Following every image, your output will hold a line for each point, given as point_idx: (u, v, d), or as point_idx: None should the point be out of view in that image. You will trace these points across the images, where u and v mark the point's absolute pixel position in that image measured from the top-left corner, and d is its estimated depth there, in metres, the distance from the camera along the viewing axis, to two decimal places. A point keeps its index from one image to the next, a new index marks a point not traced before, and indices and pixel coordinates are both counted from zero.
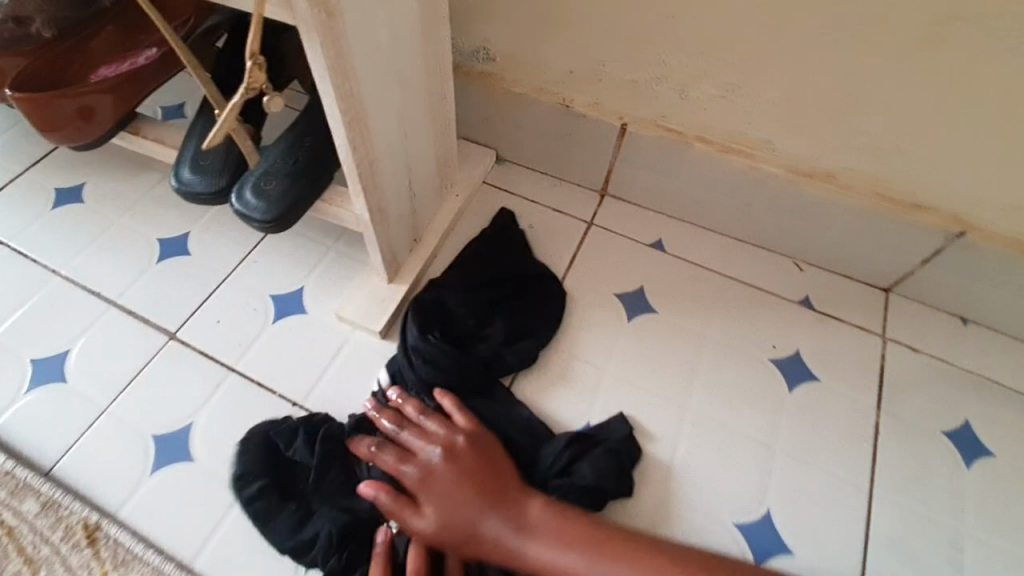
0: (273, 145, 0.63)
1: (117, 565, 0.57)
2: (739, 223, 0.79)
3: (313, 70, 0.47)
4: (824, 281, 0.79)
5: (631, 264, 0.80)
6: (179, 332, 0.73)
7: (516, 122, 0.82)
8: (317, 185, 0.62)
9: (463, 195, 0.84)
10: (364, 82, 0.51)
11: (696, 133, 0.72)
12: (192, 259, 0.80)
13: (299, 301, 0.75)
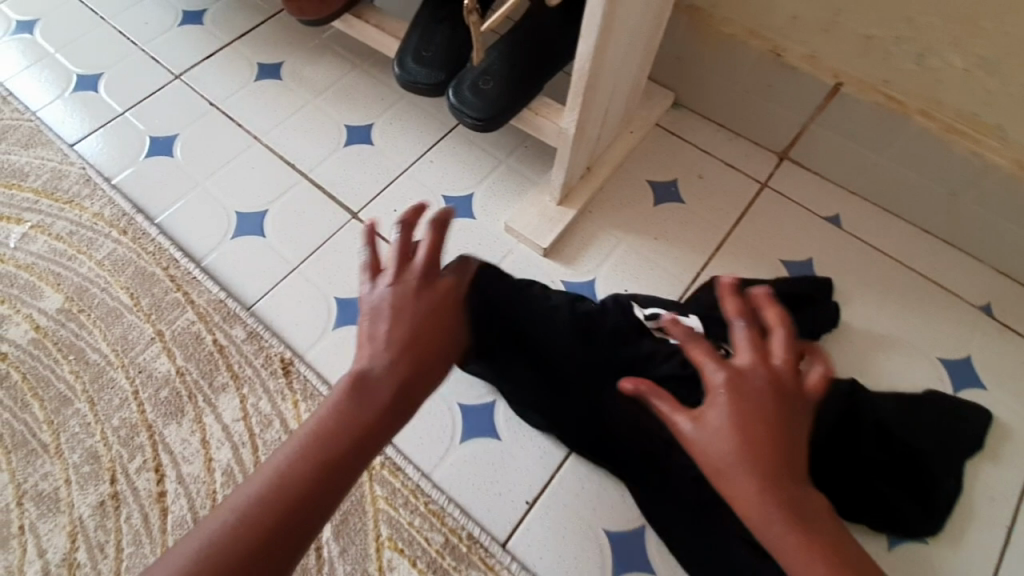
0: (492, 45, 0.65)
1: (306, 399, 0.64)
2: (928, 212, 0.75)
3: None
4: (1011, 290, 0.73)
5: (801, 233, 0.77)
6: (361, 213, 0.78)
7: (713, 66, 0.80)
8: (531, 93, 0.64)
9: (639, 133, 0.84)
10: None
11: (921, 107, 0.67)
12: (374, 148, 0.85)
13: (470, 207, 0.79)
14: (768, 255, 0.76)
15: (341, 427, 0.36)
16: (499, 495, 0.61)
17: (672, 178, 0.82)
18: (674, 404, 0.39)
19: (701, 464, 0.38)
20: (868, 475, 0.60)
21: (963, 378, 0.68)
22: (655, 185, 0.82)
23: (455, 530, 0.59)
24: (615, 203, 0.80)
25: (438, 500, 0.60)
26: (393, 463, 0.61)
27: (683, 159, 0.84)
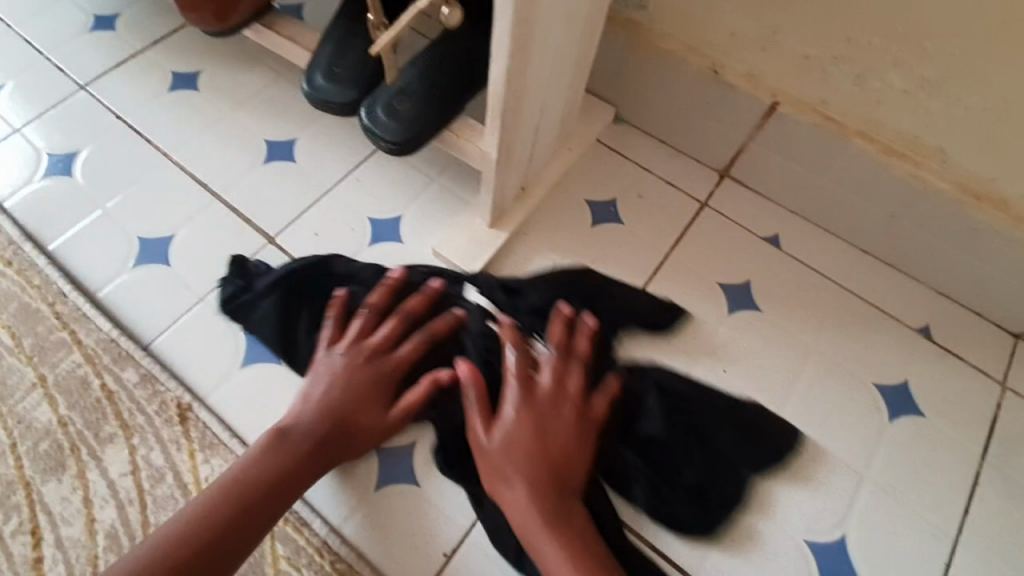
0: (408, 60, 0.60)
1: (203, 449, 0.59)
2: (867, 233, 0.73)
3: None
4: (949, 313, 0.72)
5: (741, 256, 0.75)
6: (277, 238, 0.73)
7: (652, 81, 0.77)
8: (452, 116, 0.59)
9: (577, 150, 0.80)
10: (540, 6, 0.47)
11: (858, 127, 0.65)
12: (297, 166, 0.79)
13: (396, 229, 0.74)
14: (706, 279, 0.73)
15: (248, 472, 0.51)
16: (413, 547, 0.57)
17: (611, 197, 0.79)
18: (492, 483, 0.53)
19: (524, 531, 0.51)
20: (684, 454, 0.58)
21: (902, 405, 0.66)
22: (593, 204, 0.78)
23: None
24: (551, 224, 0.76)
25: (347, 557, 0.55)
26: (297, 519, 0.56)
27: (623, 176, 0.81)
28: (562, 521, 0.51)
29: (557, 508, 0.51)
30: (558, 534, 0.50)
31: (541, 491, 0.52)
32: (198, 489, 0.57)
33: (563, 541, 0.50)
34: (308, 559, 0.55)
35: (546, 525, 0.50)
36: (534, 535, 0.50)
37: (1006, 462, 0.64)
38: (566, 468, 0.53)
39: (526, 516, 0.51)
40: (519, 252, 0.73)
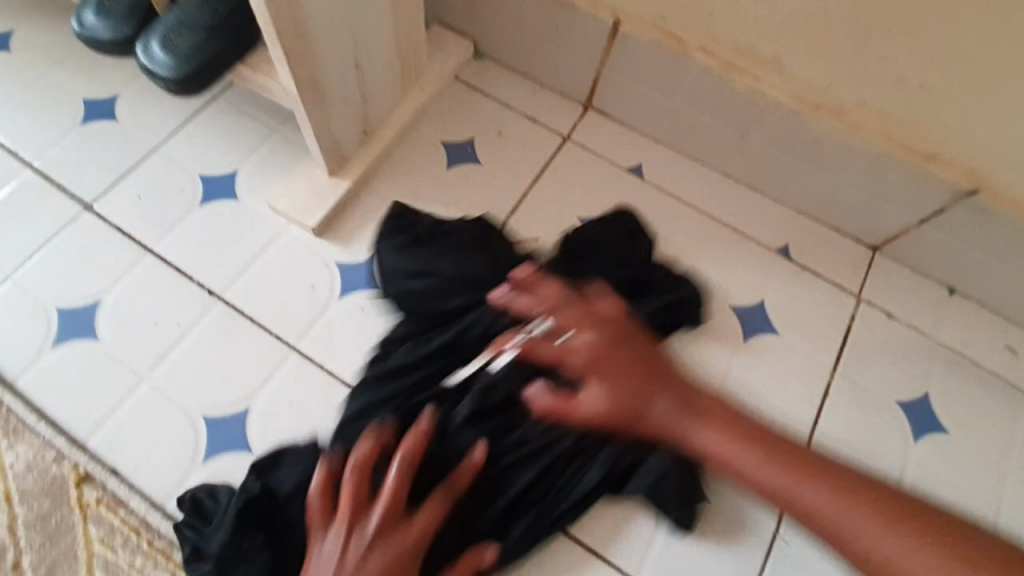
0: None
1: (9, 436, 0.56)
2: (726, 155, 0.72)
3: None
4: (808, 231, 0.72)
5: (602, 189, 0.73)
6: (95, 205, 0.66)
7: (499, 7, 0.72)
8: (238, 47, 0.54)
9: (430, 89, 0.75)
10: None
11: (698, 42, 0.62)
12: (120, 124, 0.72)
13: (231, 186, 0.68)
14: (566, 216, 0.71)
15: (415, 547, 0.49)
16: None
17: (469, 137, 0.75)
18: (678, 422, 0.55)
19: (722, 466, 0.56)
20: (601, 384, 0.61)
21: (757, 325, 0.66)
22: (449, 145, 0.74)
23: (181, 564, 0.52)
24: (404, 168, 0.71)
25: (165, 531, 0.53)
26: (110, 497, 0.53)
27: (482, 114, 0.76)
28: (712, 410, 0.57)
29: (744, 434, 0.56)
30: (762, 453, 0.55)
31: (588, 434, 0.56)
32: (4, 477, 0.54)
33: (747, 466, 0.55)
34: (121, 536, 0.53)
35: (749, 464, 0.55)
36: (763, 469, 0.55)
37: (856, 370, 0.66)
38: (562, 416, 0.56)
39: (705, 437, 0.55)
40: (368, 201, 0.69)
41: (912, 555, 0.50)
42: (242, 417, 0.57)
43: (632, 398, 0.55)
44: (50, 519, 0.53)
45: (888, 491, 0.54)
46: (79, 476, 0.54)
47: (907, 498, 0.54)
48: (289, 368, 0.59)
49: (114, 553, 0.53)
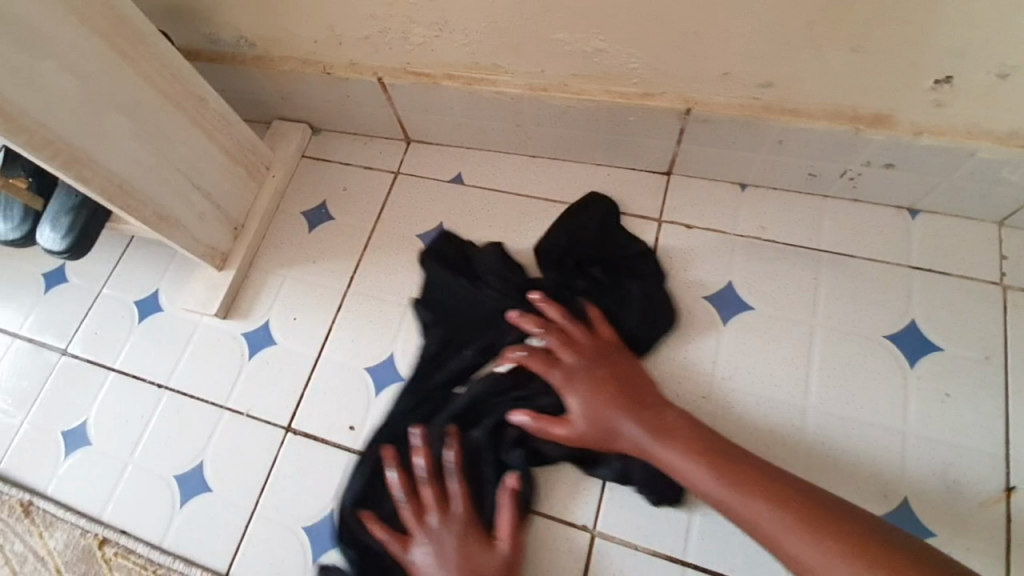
0: (32, 181, 0.74)
1: (48, 527, 0.77)
2: (518, 141, 0.84)
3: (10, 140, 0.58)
4: (608, 178, 0.83)
5: (432, 206, 0.87)
6: (70, 350, 0.88)
7: (304, 94, 0.88)
8: (98, 220, 0.74)
9: (281, 174, 0.91)
10: (64, 126, 0.61)
11: (443, 72, 0.77)
12: (70, 284, 0.92)
13: (157, 302, 0.88)
14: (407, 236, 0.86)
15: None
16: (210, 535, 0.72)
17: (320, 200, 0.91)
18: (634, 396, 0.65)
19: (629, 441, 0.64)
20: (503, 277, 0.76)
21: None
22: (307, 213, 0.90)
23: None
24: (276, 245, 0.88)
25: (165, 562, 0.72)
26: (123, 549, 0.73)
27: (328, 178, 0.92)
28: (684, 436, 0.62)
29: (727, 474, 0.59)
30: (710, 468, 0.60)
31: (667, 441, 0.62)
32: (52, 556, 0.76)
33: (698, 483, 0.60)
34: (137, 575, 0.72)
35: (692, 466, 0.60)
36: (692, 471, 0.60)
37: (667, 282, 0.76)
38: (671, 426, 0.63)
39: (673, 460, 0.61)
40: (253, 280, 0.86)
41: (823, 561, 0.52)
42: (202, 466, 0.75)
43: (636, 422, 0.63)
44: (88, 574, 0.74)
45: (789, 482, 0.58)
46: (100, 541, 0.75)
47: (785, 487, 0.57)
48: (227, 420, 0.78)
49: None
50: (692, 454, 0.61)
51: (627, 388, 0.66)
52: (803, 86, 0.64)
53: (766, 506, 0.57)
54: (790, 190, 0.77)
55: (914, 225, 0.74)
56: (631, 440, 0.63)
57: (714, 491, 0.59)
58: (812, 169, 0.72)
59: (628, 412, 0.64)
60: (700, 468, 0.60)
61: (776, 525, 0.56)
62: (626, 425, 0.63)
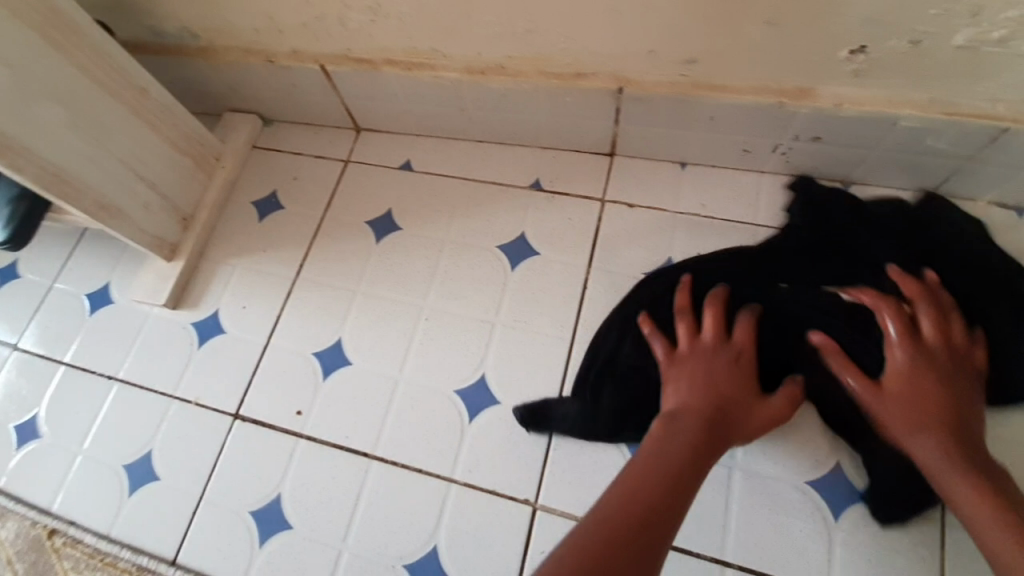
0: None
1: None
2: (464, 127, 0.85)
3: None
4: (553, 161, 0.84)
5: (381, 192, 0.88)
6: (22, 345, 0.88)
7: (251, 85, 0.88)
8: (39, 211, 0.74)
9: (231, 165, 0.91)
10: None
11: (383, 58, 0.77)
12: (22, 280, 0.92)
13: (108, 294, 0.88)
14: (356, 223, 0.86)
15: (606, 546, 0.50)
16: (157, 523, 0.72)
17: (271, 191, 0.91)
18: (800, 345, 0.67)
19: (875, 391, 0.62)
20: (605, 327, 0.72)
21: (522, 251, 0.80)
22: (258, 203, 0.90)
23: (128, 569, 0.71)
24: (226, 235, 0.89)
25: (113, 551, 0.72)
26: (72, 539, 0.74)
27: (279, 168, 0.93)
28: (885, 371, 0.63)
29: (912, 414, 0.60)
30: (917, 412, 0.60)
31: (909, 407, 0.60)
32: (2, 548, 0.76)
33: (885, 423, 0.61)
34: (86, 564, 0.73)
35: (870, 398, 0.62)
36: (918, 428, 0.59)
37: (610, 260, 0.77)
38: (907, 384, 0.61)
39: (864, 396, 0.62)
40: (203, 270, 0.87)
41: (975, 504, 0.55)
42: (150, 455, 0.76)
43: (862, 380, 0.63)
44: (37, 565, 0.74)
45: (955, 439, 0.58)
46: (49, 532, 0.75)
47: (968, 444, 0.58)
48: (175, 410, 0.78)
49: None
50: (928, 428, 0.59)
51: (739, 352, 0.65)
52: (727, 61, 0.65)
53: (946, 448, 0.57)
54: (727, 166, 0.78)
55: (848, 198, 0.76)
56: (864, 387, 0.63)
57: (918, 449, 0.59)
58: (745, 144, 0.73)
59: (857, 376, 0.63)
60: (879, 393, 0.62)
61: (958, 470, 0.56)
62: (896, 364, 0.62)
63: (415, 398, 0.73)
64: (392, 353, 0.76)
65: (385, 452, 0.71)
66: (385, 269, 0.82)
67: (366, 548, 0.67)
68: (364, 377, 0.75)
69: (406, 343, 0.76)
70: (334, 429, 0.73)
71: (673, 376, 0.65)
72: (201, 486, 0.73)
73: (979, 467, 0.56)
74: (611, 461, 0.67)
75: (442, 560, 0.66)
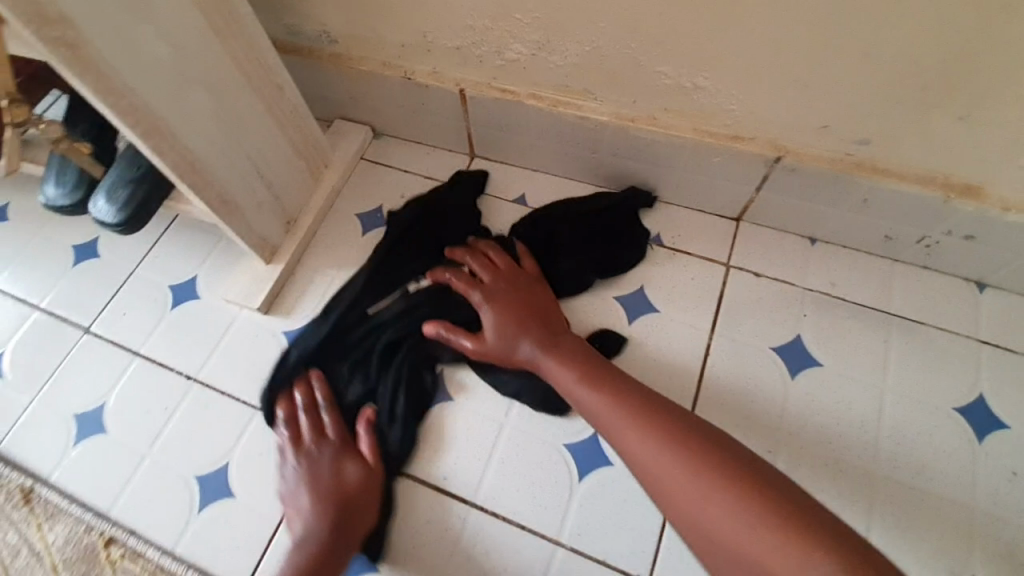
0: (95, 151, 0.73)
1: (49, 518, 0.71)
2: (589, 170, 0.83)
3: (96, 105, 0.56)
4: (675, 216, 0.82)
5: (493, 221, 0.85)
6: (93, 328, 0.83)
7: (376, 98, 0.87)
8: (155, 194, 0.72)
9: (340, 174, 0.89)
10: (152, 99, 0.59)
11: (529, 91, 0.76)
12: (100, 260, 0.88)
13: (193, 288, 0.84)
14: None
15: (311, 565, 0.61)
16: (235, 548, 0.67)
17: (377, 205, 0.88)
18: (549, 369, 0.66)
19: (593, 361, 0.65)
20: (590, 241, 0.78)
21: (641, 304, 0.77)
22: (361, 215, 0.88)
23: None
24: (327, 243, 0.86)
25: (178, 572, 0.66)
26: (131, 552, 0.68)
27: (385, 183, 0.90)
28: (625, 400, 0.61)
29: (676, 446, 0.55)
30: (655, 439, 0.56)
31: (627, 421, 0.59)
32: (49, 552, 0.70)
33: (691, 436, 0.55)
34: None
35: (621, 409, 0.60)
36: (646, 467, 0.56)
37: (732, 327, 0.74)
38: (624, 397, 0.61)
39: (622, 422, 0.59)
40: (300, 277, 0.83)
41: (709, 494, 0.51)
42: (228, 469, 0.71)
43: (613, 402, 0.61)
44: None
45: (703, 438, 0.55)
46: (106, 539, 0.69)
47: (716, 442, 0.54)
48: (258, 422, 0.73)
49: None
50: (688, 450, 0.54)
51: (557, 338, 0.68)
52: (903, 147, 0.63)
53: (682, 461, 0.54)
54: (860, 249, 0.76)
55: (982, 300, 0.73)
56: (631, 389, 0.62)
57: (747, 455, 0.54)
58: (888, 230, 0.71)
59: (580, 377, 0.64)
60: (652, 444, 0.56)
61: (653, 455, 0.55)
62: (584, 379, 0.64)
63: (591, 527, 0.66)
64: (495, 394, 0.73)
65: (484, 500, 0.68)
66: None
67: None
68: (465, 416, 0.72)
69: None
70: (432, 466, 0.70)
71: (529, 326, 0.69)
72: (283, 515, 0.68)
73: (694, 445, 0.54)
74: None
75: None
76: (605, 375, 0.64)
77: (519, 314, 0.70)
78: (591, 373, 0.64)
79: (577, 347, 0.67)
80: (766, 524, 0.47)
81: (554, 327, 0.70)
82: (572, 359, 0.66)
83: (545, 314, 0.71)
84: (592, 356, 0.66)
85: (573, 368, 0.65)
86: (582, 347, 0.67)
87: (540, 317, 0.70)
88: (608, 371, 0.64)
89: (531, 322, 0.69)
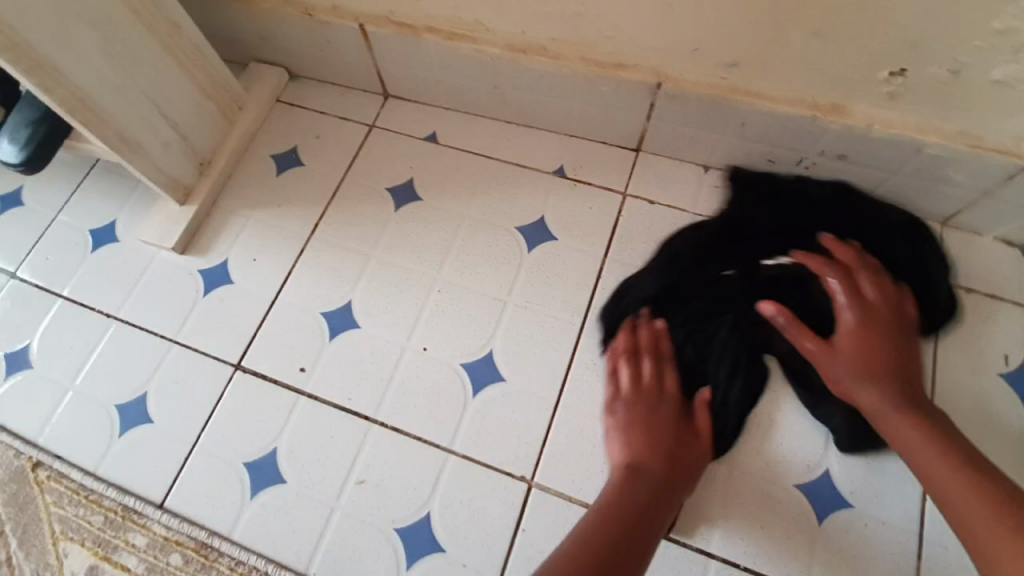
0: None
1: None
2: (495, 105, 0.85)
3: None
4: (579, 149, 0.84)
5: (404, 159, 0.87)
6: (18, 272, 0.86)
7: (285, 37, 0.87)
8: (49, 136, 0.72)
9: (255, 117, 0.90)
10: (28, 33, 0.60)
11: (425, 24, 0.77)
12: (23, 207, 0.90)
13: (113, 232, 0.86)
14: (376, 189, 0.85)
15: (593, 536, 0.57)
16: (150, 467, 0.72)
17: (292, 146, 0.90)
18: (801, 337, 0.67)
19: (889, 328, 0.65)
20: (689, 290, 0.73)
21: (540, 234, 0.80)
22: (276, 157, 0.89)
23: (111, 509, 0.71)
24: (244, 185, 0.88)
25: (98, 490, 0.71)
26: (56, 473, 0.73)
27: (301, 125, 0.91)
28: (880, 356, 0.64)
29: (931, 415, 0.61)
30: (903, 408, 0.61)
31: (901, 395, 0.62)
32: None
33: (904, 387, 0.63)
34: (69, 498, 0.72)
35: (894, 380, 0.63)
36: (902, 427, 0.60)
37: (625, 252, 0.78)
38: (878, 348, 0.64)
39: (847, 372, 0.64)
40: (217, 218, 0.85)
41: (928, 455, 0.58)
42: (145, 398, 0.75)
43: (861, 355, 0.64)
44: (18, 496, 0.73)
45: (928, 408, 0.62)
46: (33, 463, 0.74)
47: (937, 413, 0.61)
48: (174, 355, 0.77)
49: (66, 510, 0.72)
50: (918, 396, 0.62)
51: (885, 325, 0.65)
52: (771, 69, 0.65)
53: (943, 428, 0.60)
54: (750, 175, 0.79)
55: None
56: (911, 347, 0.65)
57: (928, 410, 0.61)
58: (770, 154, 0.74)
59: (896, 341, 0.65)
60: (880, 395, 0.62)
61: (884, 404, 0.62)
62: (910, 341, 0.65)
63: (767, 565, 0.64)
64: (399, 321, 0.77)
65: (383, 418, 0.72)
66: (401, 236, 0.81)
67: (360, 509, 0.68)
68: (370, 341, 0.76)
69: (415, 313, 0.77)
70: (336, 389, 0.74)
71: (799, 296, 0.71)
72: (196, 436, 0.72)
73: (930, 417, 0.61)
74: (606, 447, 0.69)
75: (435, 526, 0.67)
76: (894, 328, 0.65)
77: (867, 360, 0.64)
78: (872, 335, 0.65)
79: (888, 317, 0.66)
80: (1002, 509, 0.53)
81: (879, 301, 0.66)
82: (873, 343, 0.64)
83: (867, 327, 0.65)
84: (866, 321, 0.65)
85: (902, 357, 0.64)
86: (880, 302, 0.67)
87: (883, 303, 0.66)
88: (897, 320, 0.66)
89: (890, 337, 0.65)
